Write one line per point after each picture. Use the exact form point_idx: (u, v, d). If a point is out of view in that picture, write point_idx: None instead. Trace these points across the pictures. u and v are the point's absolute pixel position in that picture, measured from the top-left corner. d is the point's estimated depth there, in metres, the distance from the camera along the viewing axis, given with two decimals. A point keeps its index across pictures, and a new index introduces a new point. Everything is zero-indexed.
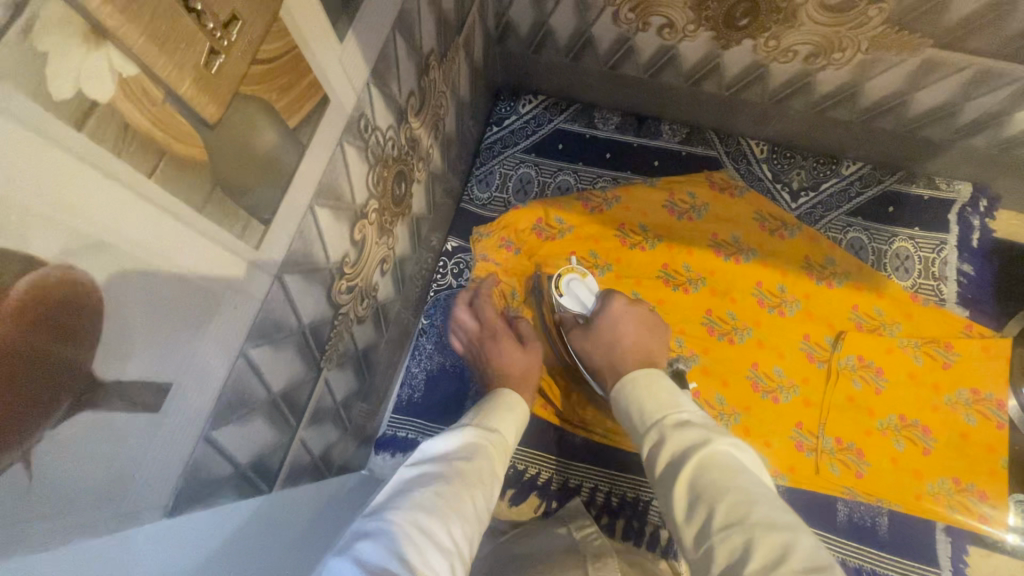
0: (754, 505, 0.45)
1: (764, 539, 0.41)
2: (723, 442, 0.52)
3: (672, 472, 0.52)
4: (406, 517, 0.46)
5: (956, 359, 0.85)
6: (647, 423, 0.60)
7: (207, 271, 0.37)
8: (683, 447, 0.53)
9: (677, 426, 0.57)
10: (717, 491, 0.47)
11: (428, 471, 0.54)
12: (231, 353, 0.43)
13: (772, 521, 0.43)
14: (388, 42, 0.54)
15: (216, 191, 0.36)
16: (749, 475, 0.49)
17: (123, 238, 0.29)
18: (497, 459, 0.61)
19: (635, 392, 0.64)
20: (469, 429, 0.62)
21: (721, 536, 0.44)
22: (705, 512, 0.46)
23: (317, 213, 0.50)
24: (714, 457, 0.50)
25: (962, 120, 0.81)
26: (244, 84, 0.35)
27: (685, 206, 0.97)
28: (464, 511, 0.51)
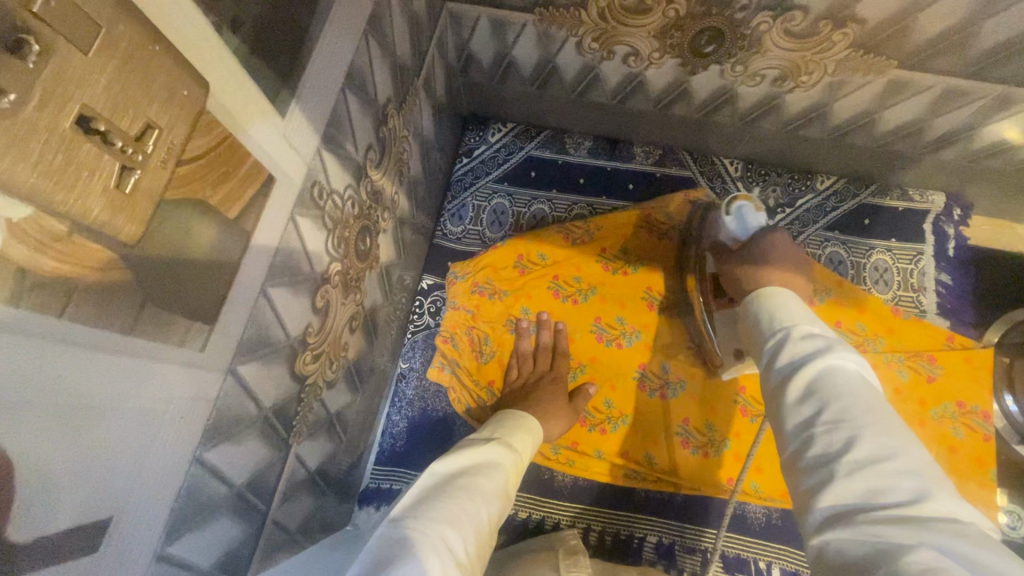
0: (874, 411, 0.40)
1: (872, 439, 0.38)
2: (855, 356, 0.46)
3: (790, 369, 0.47)
4: (429, 529, 0.44)
5: (940, 372, 0.85)
6: (774, 325, 0.54)
7: (145, 386, 0.34)
8: (814, 351, 0.47)
9: (808, 335, 0.50)
10: (836, 390, 0.42)
11: (452, 483, 0.51)
12: (182, 463, 0.39)
13: (889, 427, 0.39)
14: (338, 104, 0.51)
15: (147, 307, 0.32)
16: (874, 388, 0.44)
17: (29, 391, 0.26)
18: (513, 481, 0.57)
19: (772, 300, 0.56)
20: (490, 446, 0.59)
21: (824, 428, 0.40)
22: (815, 405, 0.42)
23: (271, 294, 0.46)
24: (841, 365, 0.44)
25: (930, 135, 0.80)
26: (169, 190, 0.32)
27: (665, 227, 0.95)
28: (481, 529, 0.48)
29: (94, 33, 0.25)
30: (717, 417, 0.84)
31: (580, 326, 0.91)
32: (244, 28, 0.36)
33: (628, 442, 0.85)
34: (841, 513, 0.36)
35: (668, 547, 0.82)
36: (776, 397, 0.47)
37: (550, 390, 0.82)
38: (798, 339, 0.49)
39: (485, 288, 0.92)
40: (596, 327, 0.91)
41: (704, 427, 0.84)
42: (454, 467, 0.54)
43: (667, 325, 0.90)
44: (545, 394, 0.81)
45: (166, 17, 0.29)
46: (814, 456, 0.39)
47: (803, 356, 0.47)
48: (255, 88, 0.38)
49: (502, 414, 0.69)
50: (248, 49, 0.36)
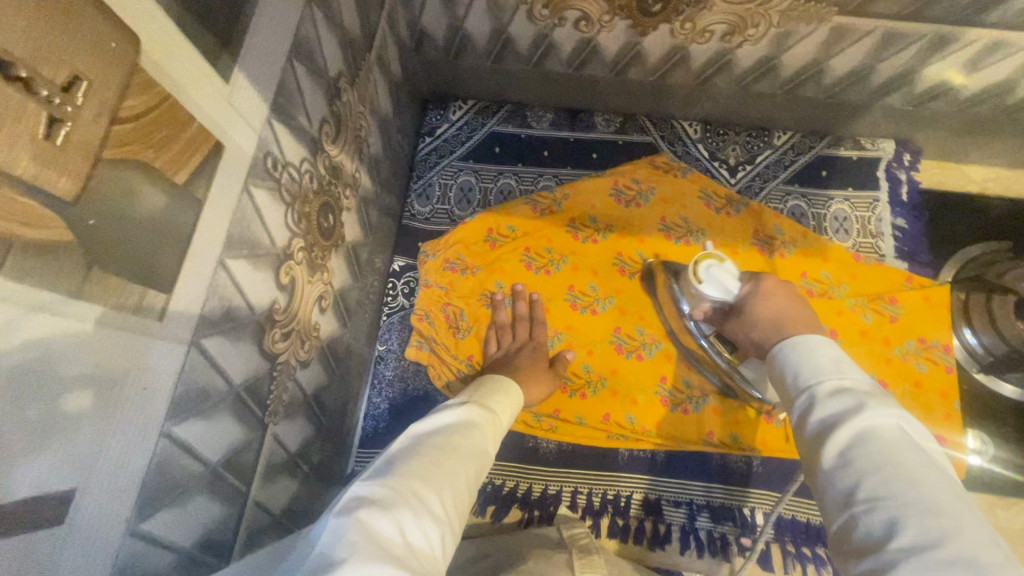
0: (913, 484, 0.38)
1: (917, 524, 0.35)
2: (889, 413, 0.43)
3: (818, 435, 0.44)
4: (402, 483, 0.44)
5: (902, 312, 0.88)
6: (796, 379, 0.51)
7: (102, 357, 0.33)
8: (841, 411, 0.44)
9: (835, 391, 0.47)
10: (874, 461, 0.40)
11: (427, 444, 0.50)
12: (150, 436, 0.39)
13: (933, 503, 0.36)
14: (286, 73, 0.51)
15: (94, 270, 0.32)
16: (918, 450, 0.40)
17: None
18: (490, 440, 0.57)
19: (793, 347, 0.53)
20: (466, 410, 0.59)
21: (862, 509, 0.38)
22: (851, 478, 0.40)
23: (230, 266, 0.46)
24: (873, 426, 0.42)
25: (876, 81, 0.83)
26: (106, 147, 0.31)
27: (631, 192, 0.96)
28: (457, 485, 0.48)
29: None
30: (693, 371, 0.87)
31: (554, 297, 0.92)
32: None
33: (608, 405, 0.86)
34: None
35: (654, 503, 0.84)
36: (809, 464, 0.45)
37: (528, 359, 0.82)
38: (826, 397, 0.46)
39: (456, 264, 0.92)
40: (570, 296, 0.91)
41: (682, 383, 0.86)
42: (429, 429, 0.54)
43: (641, 288, 0.91)
44: (523, 363, 0.81)
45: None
46: (859, 542, 0.37)
47: (833, 416, 0.44)
48: (193, 50, 0.38)
49: (484, 380, 0.70)
50: (178, 6, 0.36)
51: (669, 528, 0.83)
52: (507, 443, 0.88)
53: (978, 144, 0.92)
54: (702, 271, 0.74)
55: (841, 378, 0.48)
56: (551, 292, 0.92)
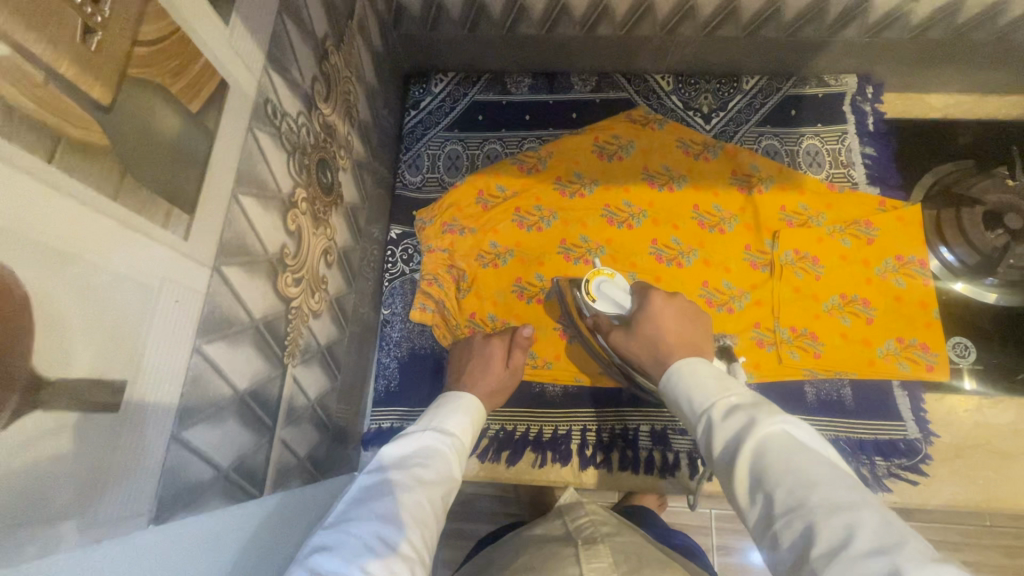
0: (814, 486, 0.41)
1: (824, 526, 0.39)
2: (776, 420, 0.47)
3: (726, 457, 0.48)
4: (365, 531, 0.48)
5: (878, 234, 0.92)
6: (694, 407, 0.55)
7: (139, 265, 0.37)
8: (735, 436, 0.48)
9: (727, 412, 0.51)
10: (776, 471, 0.43)
11: (390, 480, 0.55)
12: (184, 349, 0.42)
13: (833, 501, 0.40)
14: (277, 27, 0.55)
15: (127, 178, 0.35)
16: (806, 449, 0.44)
17: (42, 230, 0.29)
18: (456, 464, 0.61)
19: (681, 378, 0.58)
20: (426, 432, 0.63)
21: (781, 523, 0.41)
22: (761, 499, 0.44)
23: (242, 201, 0.49)
24: (769, 438, 0.46)
25: (831, 15, 0.88)
26: (129, 67, 0.35)
27: (612, 147, 1.00)
28: (424, 517, 0.53)
29: None
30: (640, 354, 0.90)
31: (547, 250, 0.95)
32: None
33: None
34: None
35: (661, 433, 0.86)
36: (729, 489, 0.48)
37: (500, 364, 0.81)
38: (721, 420, 0.50)
39: (454, 226, 0.95)
40: (563, 248, 0.95)
41: None
42: (391, 462, 0.58)
43: (629, 235, 0.95)
44: (498, 370, 0.81)
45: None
46: (789, 556, 0.40)
47: (734, 438, 0.48)
48: None
49: (442, 398, 0.72)
50: None
51: (677, 456, 0.86)
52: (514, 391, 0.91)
53: (937, 69, 0.97)
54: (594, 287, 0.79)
55: (728, 397, 0.52)
56: (546, 245, 0.95)
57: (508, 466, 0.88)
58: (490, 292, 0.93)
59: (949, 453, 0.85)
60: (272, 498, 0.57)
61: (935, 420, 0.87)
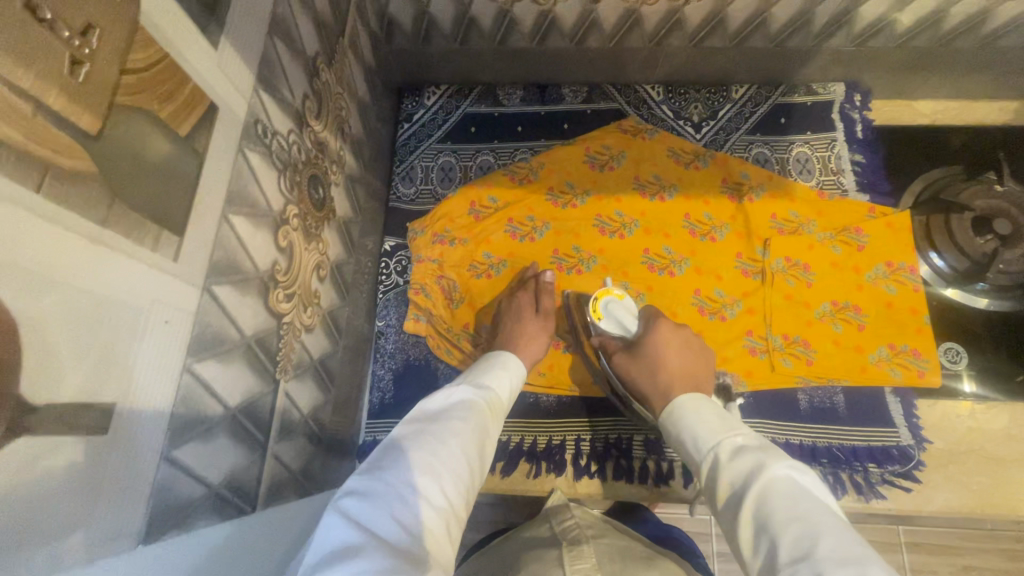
0: (818, 536, 0.41)
1: (832, 575, 0.38)
2: (782, 467, 0.49)
3: (735, 505, 0.49)
4: (399, 476, 0.49)
5: (868, 241, 0.93)
6: (700, 452, 0.57)
7: (129, 288, 0.37)
8: (742, 478, 0.50)
9: (734, 456, 0.53)
10: (783, 520, 0.44)
11: (423, 431, 0.56)
12: (174, 368, 0.43)
13: (840, 553, 0.40)
14: (267, 48, 0.55)
15: (116, 203, 0.36)
16: (812, 500, 0.45)
17: (30, 259, 0.30)
18: (488, 424, 0.63)
19: (686, 418, 0.60)
20: (458, 393, 0.64)
21: (787, 573, 0.41)
22: (768, 548, 0.44)
23: (233, 221, 0.50)
24: (773, 485, 0.47)
25: (817, 25, 0.89)
26: (118, 95, 0.35)
27: (604, 157, 1.01)
28: (457, 468, 0.54)
29: None
30: None
31: (541, 260, 0.96)
32: None
33: None
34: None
35: (655, 442, 0.87)
36: (738, 542, 0.48)
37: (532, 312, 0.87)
38: (729, 465, 0.52)
39: (445, 237, 0.96)
40: (556, 258, 0.96)
41: None
42: (426, 415, 0.60)
43: (622, 244, 0.96)
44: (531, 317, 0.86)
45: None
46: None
47: (741, 484, 0.50)
48: (185, 16, 0.42)
49: (482, 358, 0.76)
50: None
51: (671, 465, 0.86)
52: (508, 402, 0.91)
53: (924, 77, 0.98)
54: (603, 307, 0.82)
55: (732, 439, 0.55)
56: (538, 255, 0.96)
57: (503, 477, 0.88)
58: (484, 303, 0.93)
59: (942, 459, 0.85)
60: (264, 514, 0.58)
61: (928, 426, 0.87)
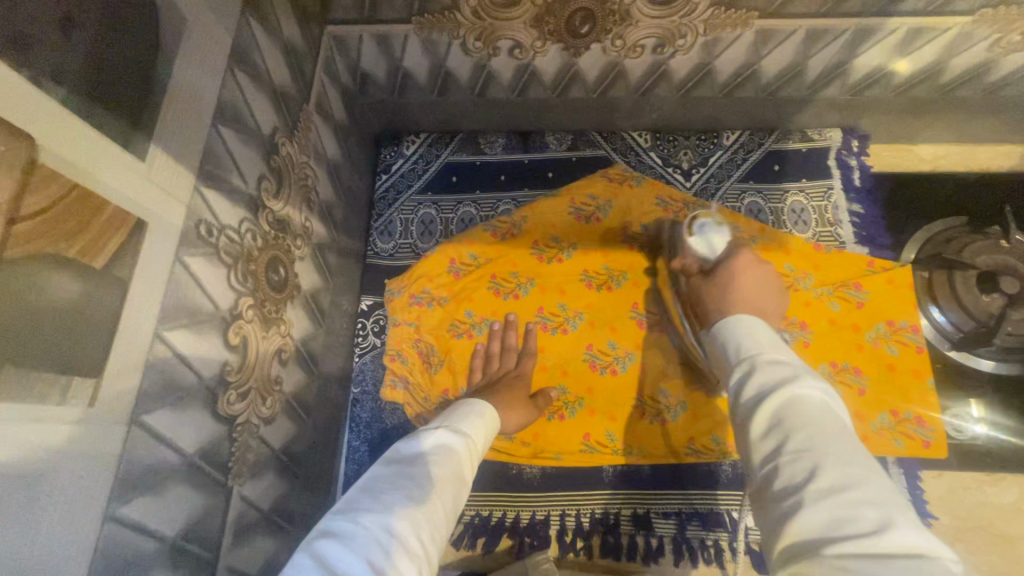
0: (833, 440, 0.40)
1: (835, 471, 0.38)
2: (819, 384, 0.45)
3: (757, 396, 0.46)
4: (376, 522, 0.47)
5: (867, 297, 0.88)
6: (740, 352, 0.52)
7: (25, 455, 0.34)
8: (777, 379, 0.46)
9: (773, 362, 0.49)
10: (802, 421, 0.42)
11: (402, 473, 0.53)
12: (92, 520, 0.39)
13: (852, 459, 0.39)
14: (210, 140, 0.52)
15: (5, 370, 0.32)
16: (839, 417, 0.43)
17: None
18: (469, 464, 0.59)
19: (735, 327, 0.55)
20: (440, 431, 0.60)
21: (788, 458, 0.41)
22: (776, 437, 0.42)
23: (168, 339, 0.46)
24: (807, 395, 0.44)
25: (811, 75, 0.85)
26: (7, 248, 0.32)
27: (590, 208, 0.97)
28: (433, 513, 0.50)
29: None
30: (617, 424, 0.85)
31: (522, 320, 0.91)
32: (68, 76, 0.36)
33: (586, 424, 0.86)
34: (804, 545, 0.36)
35: (643, 517, 0.83)
36: (743, 430, 0.46)
37: (513, 389, 0.81)
38: (765, 366, 0.49)
39: (423, 298, 0.92)
40: (540, 317, 0.91)
41: (606, 437, 0.85)
42: (403, 455, 0.56)
43: (609, 300, 0.91)
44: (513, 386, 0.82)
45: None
46: (778, 487, 0.40)
47: (771, 383, 0.46)
48: (100, 138, 0.38)
49: (456, 406, 0.69)
50: (77, 98, 0.36)
51: (660, 541, 0.82)
52: (489, 474, 0.87)
53: (924, 123, 0.93)
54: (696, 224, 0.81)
55: (778, 353, 0.50)
56: (520, 315, 0.91)
57: (485, 555, 0.83)
58: (464, 366, 0.89)
59: (948, 536, 0.81)
60: None
61: (932, 500, 0.83)
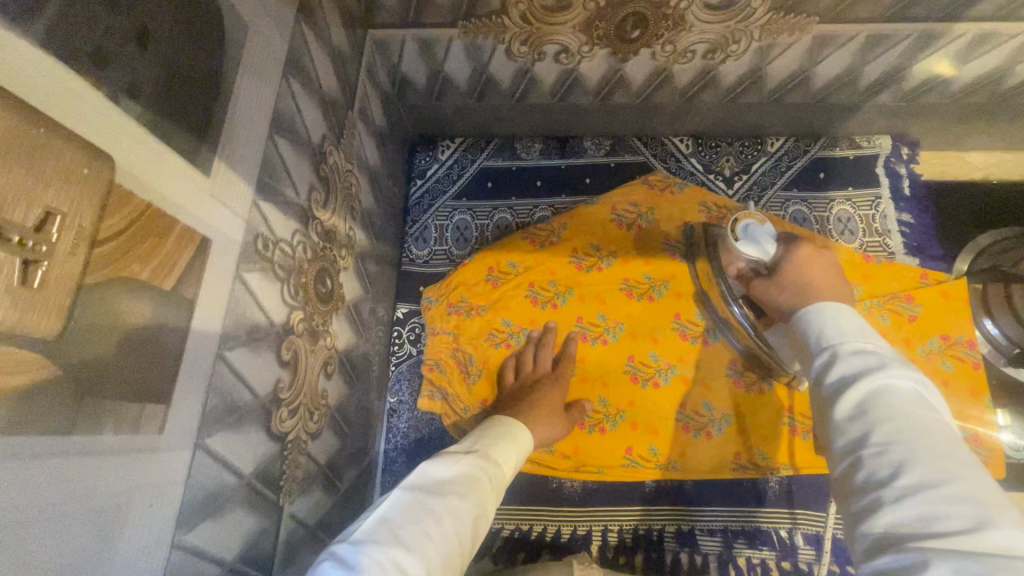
0: (926, 436, 0.37)
1: (926, 467, 0.35)
2: (909, 377, 0.41)
3: (838, 387, 0.43)
4: (381, 560, 0.41)
5: (921, 310, 0.84)
6: (819, 340, 0.48)
7: (99, 487, 0.32)
8: (860, 368, 0.43)
9: (859, 350, 0.45)
10: (892, 413, 0.38)
11: (419, 502, 0.48)
12: (161, 548, 0.38)
13: (948, 454, 0.36)
14: (268, 152, 0.50)
15: (85, 401, 0.31)
16: (932, 413, 0.39)
17: None
18: (493, 496, 0.53)
19: (820, 313, 0.50)
20: (467, 456, 0.55)
21: (873, 450, 0.37)
22: (863, 423, 0.39)
23: (230, 358, 0.45)
24: (894, 385, 0.40)
25: (865, 81, 0.82)
26: (86, 275, 0.30)
27: (631, 215, 0.93)
28: (447, 559, 0.45)
29: None
30: (661, 438, 0.82)
31: (561, 329, 0.88)
32: (142, 92, 0.34)
33: (629, 438, 0.82)
34: (888, 538, 0.33)
35: (687, 533, 0.81)
36: (822, 421, 0.43)
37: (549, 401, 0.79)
38: (849, 354, 0.44)
39: (460, 306, 0.90)
40: (579, 327, 0.88)
41: (648, 452, 0.82)
42: (423, 481, 0.51)
43: (651, 310, 0.87)
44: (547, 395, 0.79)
45: (37, 84, 0.27)
46: (862, 482, 0.37)
47: (855, 373, 0.42)
48: (171, 155, 0.37)
49: (488, 423, 0.64)
50: (152, 114, 0.35)
51: (705, 558, 0.80)
52: (528, 486, 0.86)
53: (981, 130, 0.90)
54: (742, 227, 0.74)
55: (867, 343, 0.46)
56: (560, 325, 0.88)
57: None
58: (501, 377, 0.86)
59: None
60: None
61: None
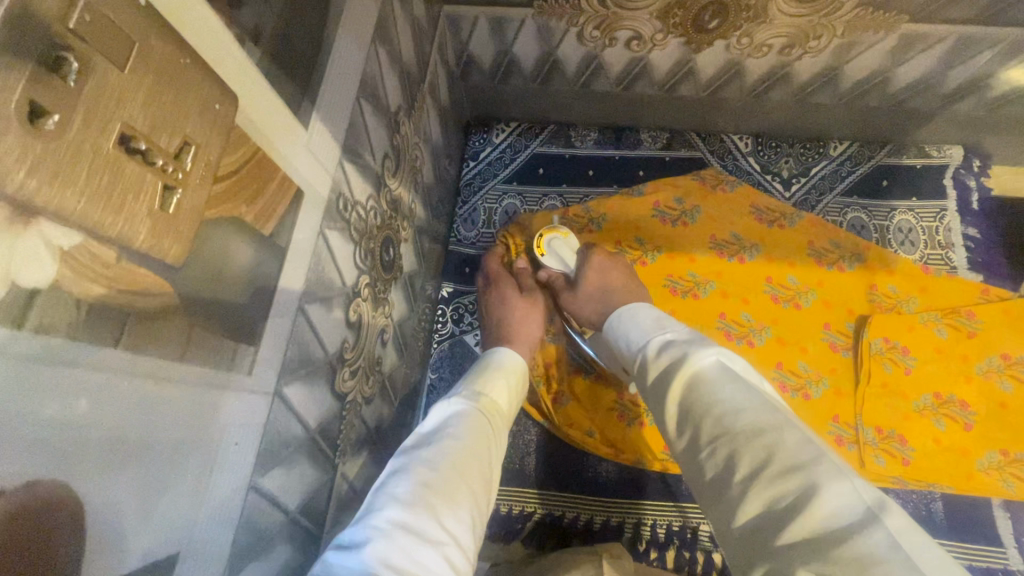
0: (738, 413, 0.40)
1: (748, 449, 0.38)
2: (707, 355, 0.46)
3: (661, 390, 0.48)
4: (386, 518, 0.42)
5: (980, 327, 0.81)
6: (634, 345, 0.56)
7: (199, 420, 0.33)
8: (665, 369, 0.49)
9: (659, 347, 0.52)
10: (705, 402, 0.43)
11: (414, 457, 0.49)
12: (241, 487, 0.38)
13: (763, 424, 0.39)
14: (354, 113, 0.51)
15: (195, 331, 0.31)
16: (734, 381, 0.43)
17: (109, 422, 0.26)
18: (487, 428, 0.55)
19: (624, 326, 0.59)
20: (452, 403, 0.57)
21: (708, 450, 0.41)
22: (690, 428, 0.43)
23: (308, 312, 0.45)
24: (697, 372, 0.45)
25: (948, 86, 0.79)
26: (207, 210, 0.31)
27: (675, 212, 0.93)
28: (455, 495, 0.46)
29: (128, 48, 0.24)
30: None
31: None
32: (263, 38, 0.35)
33: None
34: (751, 536, 0.35)
35: None
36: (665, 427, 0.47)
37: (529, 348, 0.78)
38: (653, 355, 0.52)
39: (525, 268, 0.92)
40: None
41: None
42: (417, 439, 0.52)
43: (741, 271, 0.89)
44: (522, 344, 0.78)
45: (184, 15, 0.28)
46: (714, 484, 0.39)
47: (665, 371, 0.48)
48: (278, 103, 0.37)
49: (474, 365, 0.66)
50: (268, 60, 0.36)
51: None
52: (562, 473, 0.84)
53: None
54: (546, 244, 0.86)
55: (664, 335, 0.53)
56: None
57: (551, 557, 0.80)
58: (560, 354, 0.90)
59: None
60: None
61: None
